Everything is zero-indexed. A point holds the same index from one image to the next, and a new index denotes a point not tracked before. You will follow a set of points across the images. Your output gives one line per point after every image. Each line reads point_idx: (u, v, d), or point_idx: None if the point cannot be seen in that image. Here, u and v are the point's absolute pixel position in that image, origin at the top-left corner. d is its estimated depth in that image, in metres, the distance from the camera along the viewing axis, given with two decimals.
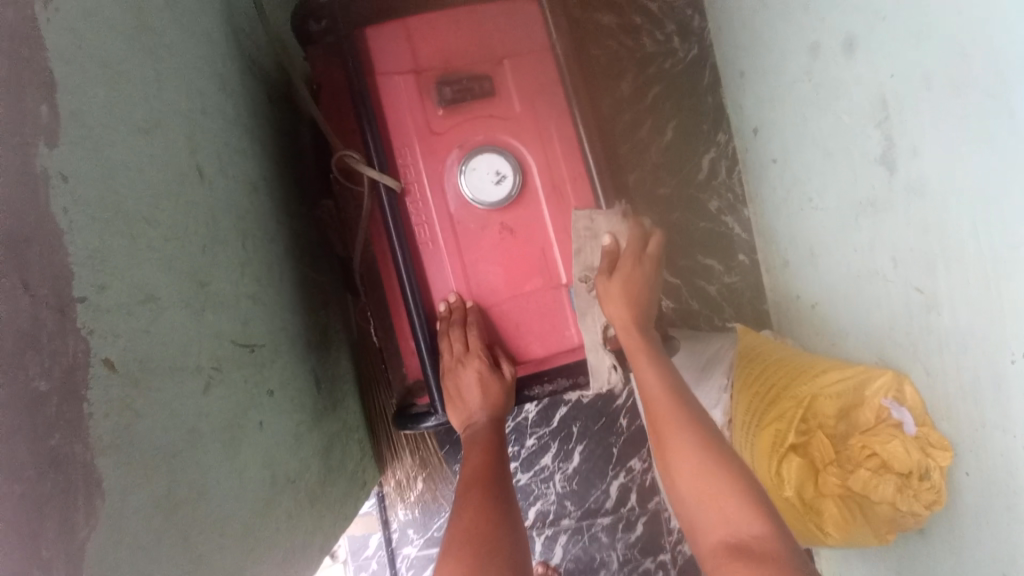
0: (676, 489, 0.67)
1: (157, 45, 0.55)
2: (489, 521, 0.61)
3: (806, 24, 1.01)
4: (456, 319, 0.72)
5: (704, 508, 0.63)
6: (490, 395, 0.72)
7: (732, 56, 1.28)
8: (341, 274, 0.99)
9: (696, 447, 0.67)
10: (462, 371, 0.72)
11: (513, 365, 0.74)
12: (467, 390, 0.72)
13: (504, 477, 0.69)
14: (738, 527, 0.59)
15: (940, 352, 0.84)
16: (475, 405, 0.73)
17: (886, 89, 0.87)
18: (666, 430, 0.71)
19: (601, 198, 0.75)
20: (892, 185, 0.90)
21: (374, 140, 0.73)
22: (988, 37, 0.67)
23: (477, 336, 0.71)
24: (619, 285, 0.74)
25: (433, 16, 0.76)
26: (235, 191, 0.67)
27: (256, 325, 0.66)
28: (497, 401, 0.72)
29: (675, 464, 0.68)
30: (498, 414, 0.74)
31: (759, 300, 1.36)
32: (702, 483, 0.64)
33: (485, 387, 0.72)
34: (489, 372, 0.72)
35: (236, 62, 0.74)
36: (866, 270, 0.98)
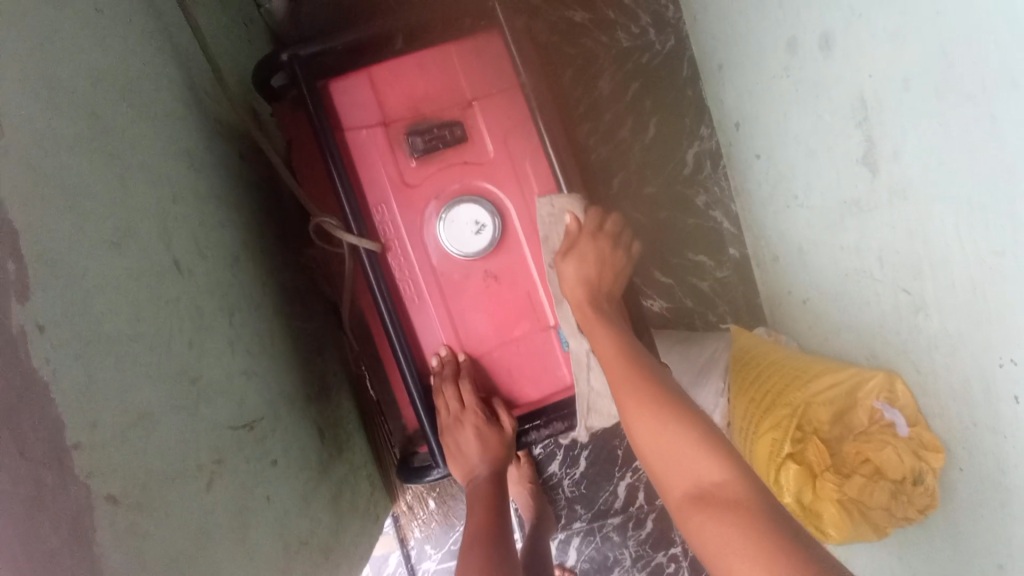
0: (638, 450, 0.62)
1: (120, 147, 0.55)
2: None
3: (782, 20, 0.98)
4: (448, 373, 0.74)
5: (667, 464, 0.59)
6: (490, 444, 0.74)
7: (709, 49, 1.25)
8: (335, 316, 1.00)
9: (653, 408, 0.62)
10: (461, 426, 0.74)
11: (513, 417, 0.75)
12: (466, 444, 0.74)
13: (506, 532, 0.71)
14: (700, 475, 0.56)
15: (930, 352, 0.85)
16: (476, 457, 0.75)
17: (867, 90, 0.85)
18: (621, 391, 0.65)
19: (565, 198, 0.74)
20: (875, 187, 0.89)
21: (349, 199, 0.72)
22: (970, 42, 0.66)
23: (470, 392, 0.72)
24: (573, 265, 0.71)
25: (396, 63, 0.74)
26: (217, 270, 0.67)
27: (251, 401, 0.67)
28: (497, 450, 0.75)
29: (634, 426, 0.63)
30: (499, 465, 0.77)
31: (751, 293, 1.36)
32: (662, 440, 0.60)
33: (485, 439, 0.74)
34: (487, 426, 0.74)
35: (202, 132, 0.72)
36: (853, 270, 0.98)
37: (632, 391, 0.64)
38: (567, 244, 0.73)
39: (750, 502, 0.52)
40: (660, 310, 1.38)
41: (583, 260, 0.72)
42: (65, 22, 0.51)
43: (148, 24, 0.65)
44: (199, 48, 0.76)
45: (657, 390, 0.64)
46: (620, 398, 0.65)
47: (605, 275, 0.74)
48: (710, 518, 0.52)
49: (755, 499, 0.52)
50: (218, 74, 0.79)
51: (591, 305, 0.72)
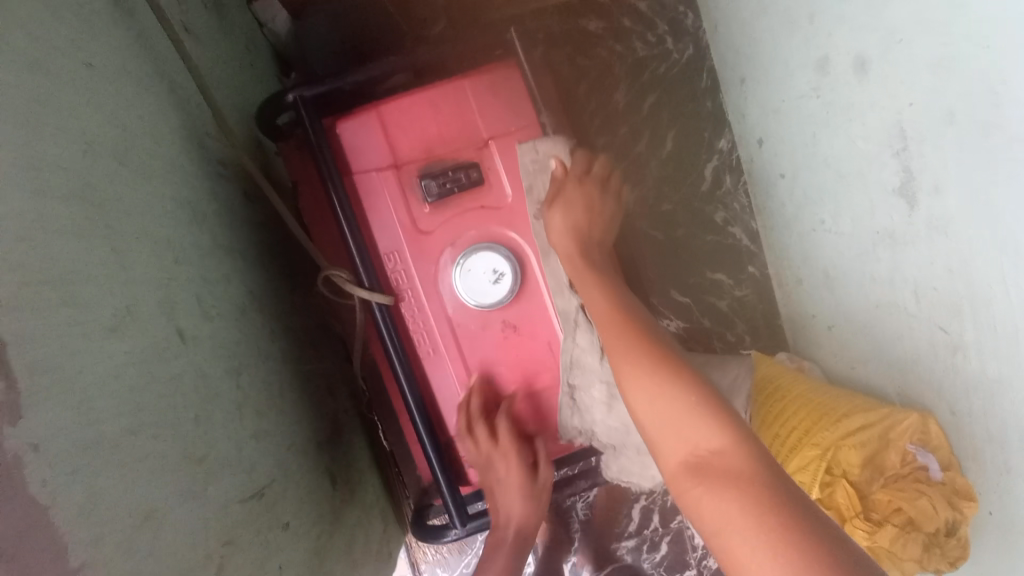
0: (635, 412, 0.61)
1: (116, 220, 0.52)
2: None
3: (812, 37, 0.93)
4: (478, 413, 0.70)
5: (664, 431, 0.58)
6: (526, 481, 0.72)
7: (731, 61, 1.20)
8: (344, 352, 0.97)
9: (649, 370, 0.61)
10: (496, 473, 0.72)
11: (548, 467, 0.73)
12: (498, 489, 0.73)
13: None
14: (697, 442, 0.55)
15: (968, 395, 0.81)
16: (513, 493, 0.73)
17: (906, 118, 0.80)
18: (615, 352, 0.64)
19: (547, 142, 0.71)
20: (913, 220, 0.84)
21: (359, 250, 0.67)
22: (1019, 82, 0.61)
23: (508, 435, 0.70)
24: (559, 215, 0.69)
25: (406, 100, 0.70)
26: (225, 328, 0.64)
27: (262, 466, 0.65)
28: (533, 485, 0.73)
29: (630, 389, 0.62)
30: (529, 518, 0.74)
31: (772, 312, 1.32)
32: (660, 406, 0.59)
33: (520, 491, 0.73)
34: (521, 477, 0.72)
35: (203, 178, 0.68)
36: (886, 302, 0.94)
37: (626, 353, 0.62)
38: (553, 195, 0.70)
39: (751, 473, 0.52)
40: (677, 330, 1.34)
41: (569, 208, 0.70)
42: (50, 91, 0.47)
43: (144, 74, 0.61)
44: (197, 87, 0.71)
45: (651, 348, 0.63)
46: (615, 356, 0.64)
47: (592, 226, 0.72)
48: (708, 488, 0.52)
49: (753, 469, 0.52)
50: (220, 113, 0.75)
51: (579, 256, 0.69)
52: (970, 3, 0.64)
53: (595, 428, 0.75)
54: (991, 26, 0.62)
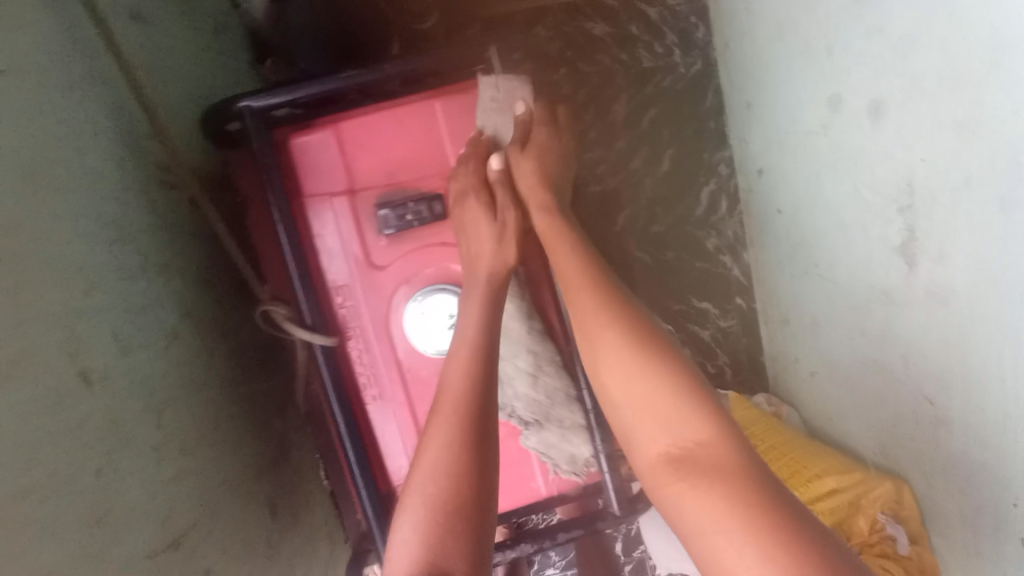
0: (610, 397, 0.59)
1: (22, 254, 0.47)
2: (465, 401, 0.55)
3: (826, 72, 0.86)
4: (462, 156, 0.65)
5: (641, 414, 0.55)
6: (504, 236, 0.64)
7: (739, 83, 1.13)
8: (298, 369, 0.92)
9: (618, 339, 0.58)
10: (465, 215, 0.64)
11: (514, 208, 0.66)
12: (469, 242, 0.64)
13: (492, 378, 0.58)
14: (678, 434, 0.53)
15: (945, 471, 0.78)
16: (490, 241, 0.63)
17: (916, 176, 0.74)
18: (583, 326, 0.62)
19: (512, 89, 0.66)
20: (910, 284, 0.78)
21: (303, 286, 0.61)
22: None
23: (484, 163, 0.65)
24: (530, 163, 0.66)
25: (367, 116, 0.62)
26: (150, 360, 0.60)
27: (180, 508, 0.61)
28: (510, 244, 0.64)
29: (603, 368, 0.59)
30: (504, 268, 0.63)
31: (755, 347, 1.27)
32: (637, 385, 0.56)
33: (488, 229, 0.64)
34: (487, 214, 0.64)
35: (136, 191, 0.62)
36: (873, 361, 0.89)
37: (595, 324, 0.60)
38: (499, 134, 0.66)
39: (737, 467, 0.48)
40: None
41: (539, 156, 0.67)
42: None
43: (67, 77, 0.55)
44: (128, 84, 0.63)
45: (618, 312, 0.60)
46: (588, 330, 0.61)
47: (560, 183, 0.69)
48: (689, 478, 0.50)
49: (738, 463, 0.49)
50: (159, 115, 0.67)
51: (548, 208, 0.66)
52: (1000, 66, 0.58)
53: (516, 404, 0.68)
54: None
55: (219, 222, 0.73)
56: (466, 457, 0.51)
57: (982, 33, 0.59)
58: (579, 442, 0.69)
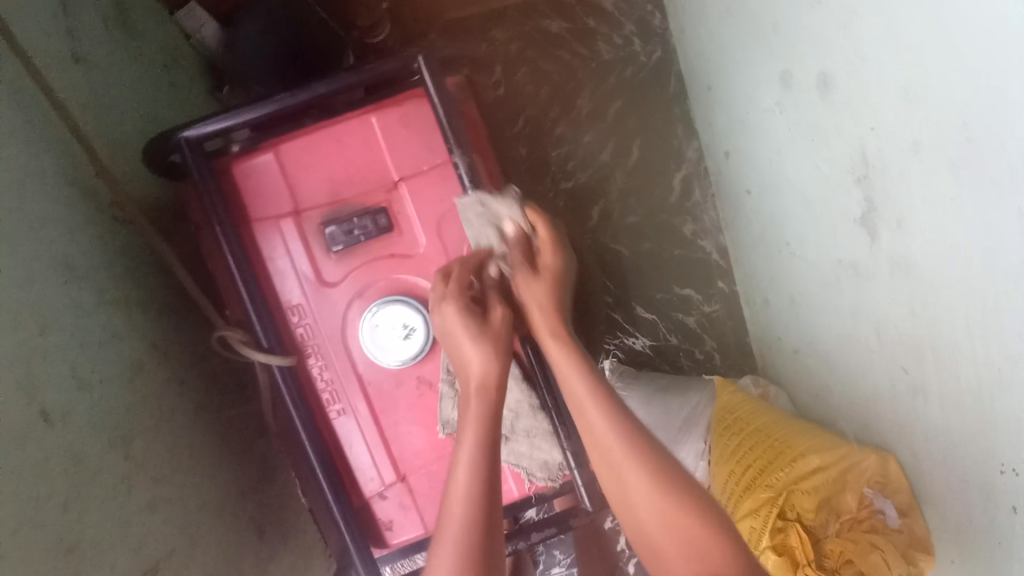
0: (633, 513, 0.55)
1: None
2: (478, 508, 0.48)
3: (776, 49, 0.85)
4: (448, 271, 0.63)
5: (669, 548, 0.52)
6: (489, 343, 0.59)
7: (699, 67, 1.13)
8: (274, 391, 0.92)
9: (642, 472, 0.55)
10: (447, 322, 0.61)
11: (506, 308, 0.63)
12: (457, 346, 0.60)
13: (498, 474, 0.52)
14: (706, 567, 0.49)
15: (928, 440, 0.76)
16: (470, 349, 0.59)
17: (868, 145, 0.73)
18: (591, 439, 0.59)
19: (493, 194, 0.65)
20: (875, 254, 0.78)
21: (256, 308, 0.63)
22: (994, 110, 0.53)
23: (461, 273, 0.63)
24: (535, 284, 0.65)
25: (306, 139, 0.64)
26: (111, 393, 0.61)
27: (154, 535, 0.62)
28: (493, 349, 0.59)
29: (632, 503, 0.55)
30: (494, 373, 0.58)
31: (742, 330, 1.26)
32: (664, 517, 0.53)
33: (473, 332, 0.60)
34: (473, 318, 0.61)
35: (87, 230, 0.64)
36: (849, 334, 0.88)
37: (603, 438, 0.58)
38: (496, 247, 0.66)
39: None
40: (643, 349, 1.27)
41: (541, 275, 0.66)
42: None
43: (9, 125, 0.57)
44: (68, 126, 0.65)
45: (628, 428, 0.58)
46: (608, 464, 0.58)
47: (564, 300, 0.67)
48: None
49: None
50: (102, 156, 0.69)
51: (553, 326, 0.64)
52: (939, 24, 0.57)
53: None
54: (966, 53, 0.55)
55: (171, 255, 0.74)
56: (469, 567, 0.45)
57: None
58: (546, 443, 0.70)
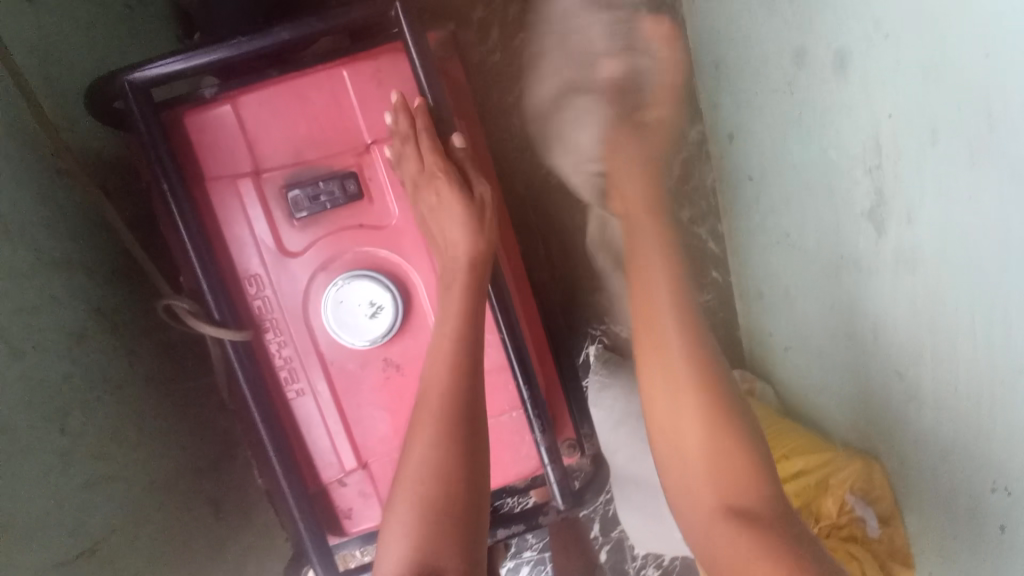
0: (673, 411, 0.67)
1: None
2: (444, 447, 0.49)
3: (793, 21, 0.79)
4: (408, 142, 0.56)
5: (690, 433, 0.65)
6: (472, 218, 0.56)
7: (707, 41, 1.06)
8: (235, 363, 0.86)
9: (683, 359, 0.67)
10: (428, 210, 0.57)
11: (484, 185, 0.58)
12: (441, 231, 0.56)
13: (479, 416, 0.52)
14: (712, 447, 0.64)
15: (916, 447, 0.74)
16: (459, 243, 0.55)
17: (883, 132, 0.67)
18: (659, 353, 0.68)
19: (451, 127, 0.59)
20: (880, 250, 0.73)
21: (207, 276, 0.57)
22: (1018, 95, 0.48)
23: (431, 156, 0.56)
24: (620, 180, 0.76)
25: (268, 91, 0.58)
26: (46, 363, 0.56)
27: (94, 514, 0.58)
28: (476, 222, 0.56)
29: (663, 385, 0.68)
30: (483, 250, 0.56)
31: (733, 321, 1.22)
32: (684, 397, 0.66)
33: (461, 211, 0.56)
34: (459, 197, 0.56)
35: (20, 182, 0.58)
36: (844, 333, 0.84)
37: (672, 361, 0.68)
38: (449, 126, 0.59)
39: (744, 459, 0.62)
40: None
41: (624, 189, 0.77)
42: None
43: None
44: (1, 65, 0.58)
45: (696, 363, 0.67)
46: (653, 343, 0.69)
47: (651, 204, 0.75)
48: (741, 537, 0.57)
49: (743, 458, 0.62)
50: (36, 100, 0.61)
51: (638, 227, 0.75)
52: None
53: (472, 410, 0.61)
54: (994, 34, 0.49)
55: (115, 215, 0.68)
56: (456, 469, 0.48)
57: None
58: (519, 437, 0.67)
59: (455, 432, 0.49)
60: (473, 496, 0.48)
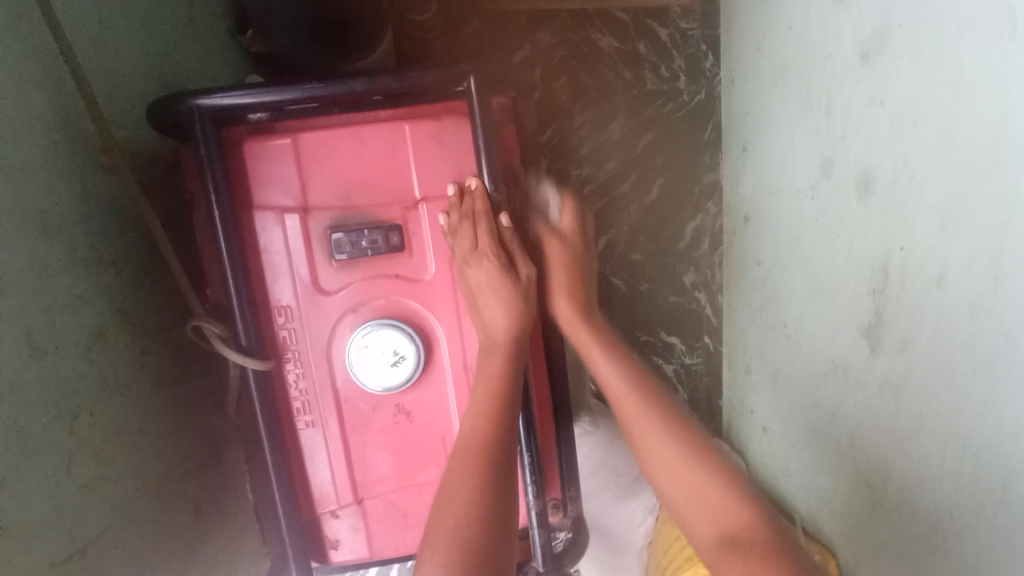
0: (674, 507, 0.55)
1: None
2: (474, 500, 0.46)
3: (823, 133, 0.82)
4: (464, 216, 0.59)
5: (699, 520, 0.52)
6: (512, 301, 0.57)
7: (739, 122, 1.09)
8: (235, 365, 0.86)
9: (662, 436, 0.57)
10: (471, 285, 0.59)
11: (531, 267, 0.60)
12: (485, 307, 0.58)
13: (511, 475, 0.49)
14: (734, 530, 0.49)
15: (874, 553, 0.79)
16: (498, 322, 0.57)
17: (892, 259, 0.70)
18: (641, 435, 0.59)
19: (499, 198, 0.61)
20: (870, 366, 0.77)
21: (241, 303, 0.58)
22: None
23: (487, 234, 0.58)
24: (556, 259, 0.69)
25: (330, 135, 0.59)
26: (65, 364, 0.56)
27: (89, 518, 0.58)
28: (518, 306, 0.57)
29: (658, 476, 0.57)
30: (521, 331, 0.57)
31: (716, 387, 1.27)
32: (676, 462, 0.55)
33: (505, 293, 0.57)
34: (502, 278, 0.58)
35: (63, 179, 0.58)
36: (822, 430, 0.89)
37: (649, 421, 0.59)
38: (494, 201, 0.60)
39: (766, 543, 0.48)
40: None
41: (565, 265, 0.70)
42: None
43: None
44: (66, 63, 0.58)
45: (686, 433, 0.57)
46: (631, 430, 0.60)
47: (583, 279, 0.71)
48: (745, 566, 0.46)
49: (757, 527, 0.49)
50: (95, 94, 0.61)
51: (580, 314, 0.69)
52: (1003, 162, 0.53)
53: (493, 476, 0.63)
54: (1014, 203, 0.52)
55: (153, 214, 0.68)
56: (501, 493, 0.47)
57: (986, 126, 0.55)
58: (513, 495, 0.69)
59: (487, 482, 0.47)
60: (498, 551, 0.44)
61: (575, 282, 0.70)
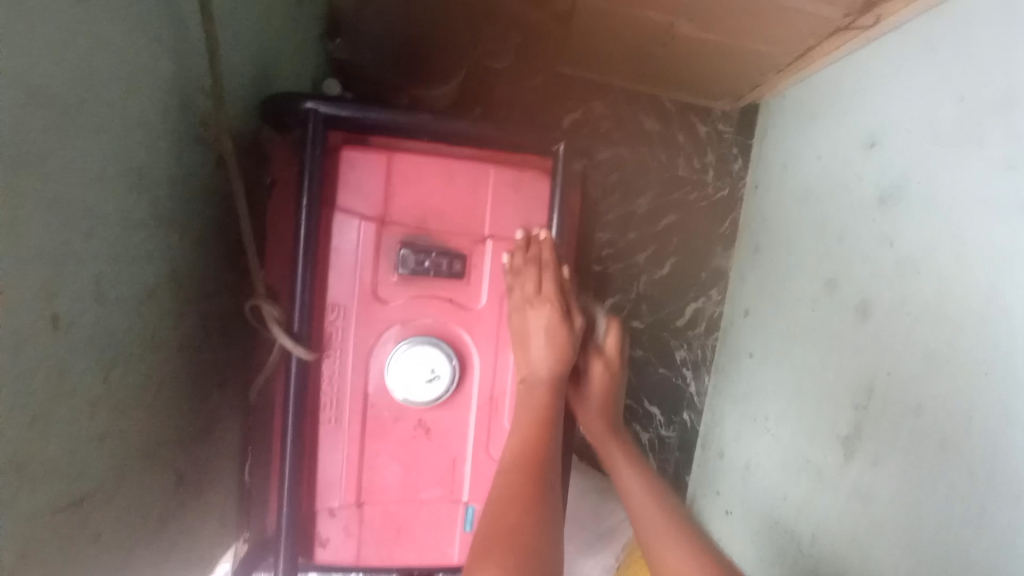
0: None
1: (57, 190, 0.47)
2: (524, 518, 0.50)
3: (832, 255, 0.91)
4: (529, 261, 0.63)
5: None
6: (561, 346, 0.61)
7: (755, 225, 1.20)
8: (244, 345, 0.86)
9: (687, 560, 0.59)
10: (525, 324, 0.62)
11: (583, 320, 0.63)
12: (534, 346, 0.61)
13: (554, 492, 0.54)
14: None
15: None
16: (541, 361, 0.61)
17: (878, 379, 0.78)
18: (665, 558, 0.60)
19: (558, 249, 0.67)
20: (841, 474, 0.83)
21: (303, 292, 0.61)
22: (1008, 422, 0.59)
23: (551, 282, 0.63)
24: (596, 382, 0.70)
25: (421, 160, 0.64)
26: (117, 313, 0.58)
27: (94, 469, 0.58)
28: (566, 352, 0.61)
29: None
30: (561, 374, 0.61)
31: (684, 464, 1.32)
32: None
33: (556, 336, 0.61)
34: (557, 324, 0.61)
35: (165, 143, 0.61)
36: (785, 525, 0.94)
37: (672, 540, 0.61)
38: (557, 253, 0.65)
39: None
40: None
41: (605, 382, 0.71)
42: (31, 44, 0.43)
43: (139, 9, 0.54)
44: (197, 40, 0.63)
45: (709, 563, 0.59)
46: (653, 551, 0.61)
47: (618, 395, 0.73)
48: None
49: None
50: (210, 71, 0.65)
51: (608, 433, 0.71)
52: (991, 322, 0.62)
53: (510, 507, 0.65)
54: (993, 355, 0.61)
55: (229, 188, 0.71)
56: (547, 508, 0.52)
57: (981, 286, 0.64)
58: None
59: (535, 497, 0.52)
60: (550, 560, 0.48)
61: (609, 403, 0.71)
